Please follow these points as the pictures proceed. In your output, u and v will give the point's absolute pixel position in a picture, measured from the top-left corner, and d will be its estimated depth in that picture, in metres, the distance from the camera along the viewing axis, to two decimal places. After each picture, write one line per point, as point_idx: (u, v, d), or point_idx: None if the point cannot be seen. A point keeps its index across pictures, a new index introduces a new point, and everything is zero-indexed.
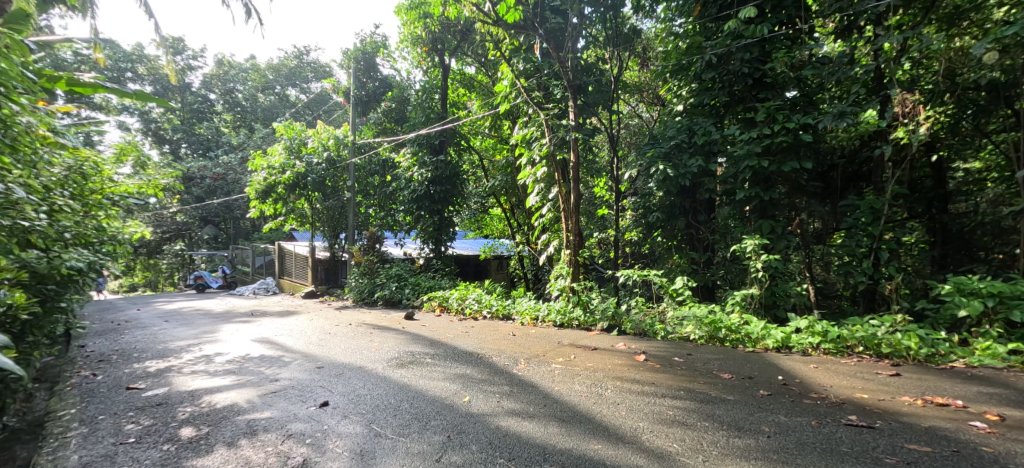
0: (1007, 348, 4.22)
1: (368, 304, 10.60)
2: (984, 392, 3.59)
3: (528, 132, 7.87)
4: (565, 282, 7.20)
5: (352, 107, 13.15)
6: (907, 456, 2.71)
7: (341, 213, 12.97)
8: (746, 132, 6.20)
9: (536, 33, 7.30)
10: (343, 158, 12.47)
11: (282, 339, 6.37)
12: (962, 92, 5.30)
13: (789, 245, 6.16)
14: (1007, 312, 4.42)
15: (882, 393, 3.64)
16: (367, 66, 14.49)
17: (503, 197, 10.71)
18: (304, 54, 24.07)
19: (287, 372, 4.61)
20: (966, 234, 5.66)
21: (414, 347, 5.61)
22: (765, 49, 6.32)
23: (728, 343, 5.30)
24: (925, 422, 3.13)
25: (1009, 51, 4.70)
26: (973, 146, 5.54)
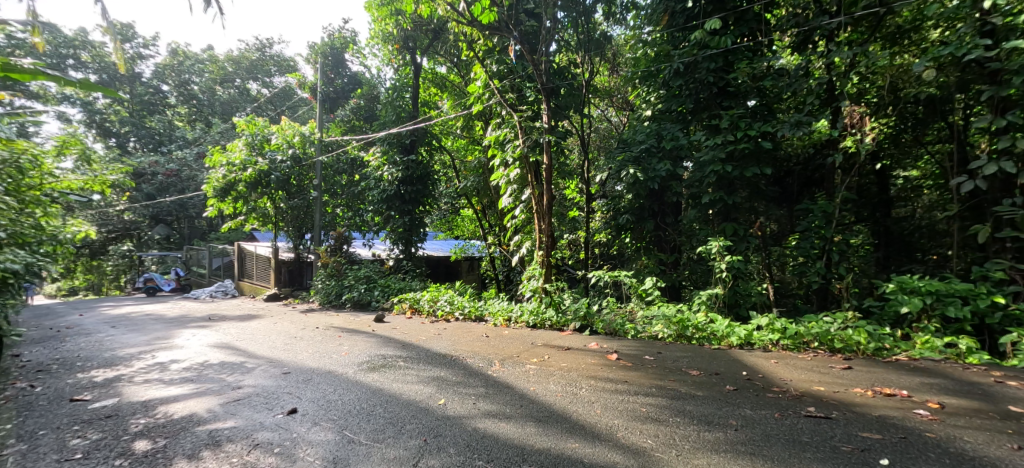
0: (943, 341, 4.50)
1: (336, 306, 10.38)
2: (926, 382, 3.82)
3: (502, 133, 7.91)
4: (537, 283, 7.22)
5: (319, 103, 12.88)
6: (861, 443, 2.86)
7: (307, 212, 12.60)
8: (711, 139, 6.41)
9: (509, 35, 7.30)
10: (310, 157, 12.35)
11: (244, 344, 6.22)
12: (903, 106, 5.65)
13: (749, 247, 6.43)
14: (943, 308, 4.72)
15: (837, 385, 3.82)
16: (336, 62, 14.62)
17: (474, 198, 10.69)
18: (267, 47, 23.36)
19: (250, 378, 4.52)
20: (907, 236, 6.04)
21: (387, 350, 5.58)
22: (729, 59, 6.57)
23: (695, 341, 5.45)
24: (876, 411, 3.31)
25: (945, 69, 5.05)
26: (911, 156, 5.91)
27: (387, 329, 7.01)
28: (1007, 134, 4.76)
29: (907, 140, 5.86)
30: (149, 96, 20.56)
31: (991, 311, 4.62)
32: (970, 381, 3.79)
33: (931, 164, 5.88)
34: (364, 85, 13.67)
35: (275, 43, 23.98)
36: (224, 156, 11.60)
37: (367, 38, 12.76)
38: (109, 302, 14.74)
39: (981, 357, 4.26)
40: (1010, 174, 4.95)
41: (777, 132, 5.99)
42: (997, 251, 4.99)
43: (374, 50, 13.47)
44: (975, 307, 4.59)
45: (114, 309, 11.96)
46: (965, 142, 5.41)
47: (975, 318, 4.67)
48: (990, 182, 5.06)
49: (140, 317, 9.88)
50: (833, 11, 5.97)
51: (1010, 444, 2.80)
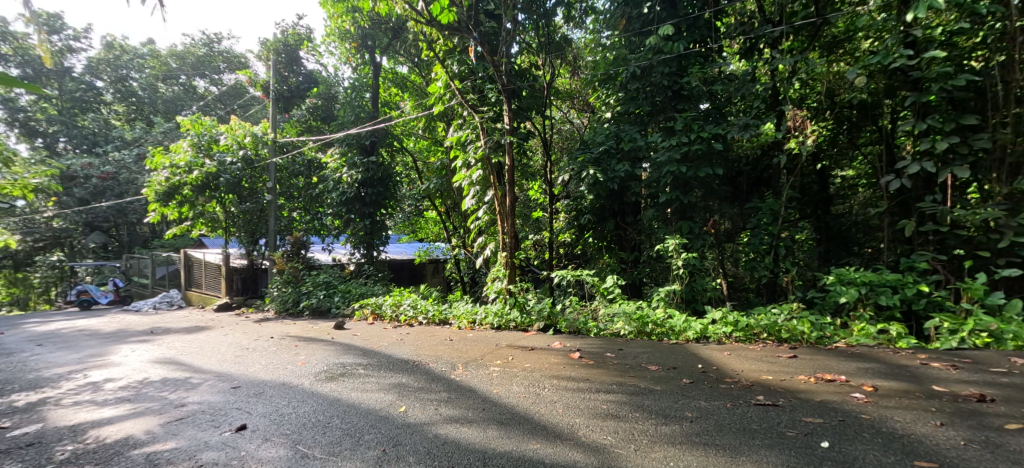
0: (877, 329, 4.79)
1: (292, 314, 9.98)
2: (862, 367, 4.05)
3: (464, 134, 7.94)
4: (501, 285, 7.24)
5: (272, 102, 12.41)
6: (805, 428, 3.02)
7: (260, 216, 12.10)
8: (667, 140, 6.62)
9: (469, 35, 7.21)
10: (263, 159, 11.87)
11: (190, 358, 5.96)
12: (839, 110, 5.97)
13: (705, 244, 6.68)
14: (875, 297, 5.02)
15: (784, 374, 4.01)
16: (288, 60, 13.38)
17: (438, 200, 10.65)
18: (215, 42, 22.36)
19: (195, 395, 4.34)
20: (845, 231, 6.50)
21: (346, 357, 5.49)
22: (682, 64, 6.86)
23: (654, 336, 5.59)
24: (818, 397, 3.50)
25: (875, 76, 5.34)
26: (848, 157, 6.30)
27: (346, 335, 6.86)
28: (929, 137, 5.14)
29: (842, 142, 6.21)
30: (81, 93, 19.34)
31: (918, 299, 4.96)
32: (901, 364, 4.05)
33: (865, 164, 6.26)
34: (321, 84, 13.31)
35: (225, 39, 23.08)
36: (167, 158, 11.15)
37: (323, 36, 12.48)
38: (37, 318, 13.76)
39: (909, 341, 4.56)
40: (931, 173, 5.42)
41: (728, 134, 6.29)
42: (922, 244, 5.43)
43: (331, 48, 13.17)
44: (904, 295, 4.91)
45: (43, 326, 11.18)
46: (893, 144, 5.75)
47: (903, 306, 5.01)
48: (915, 181, 5.50)
49: (71, 334, 9.28)
50: (776, 20, 6.38)
51: (934, 421, 3.01)
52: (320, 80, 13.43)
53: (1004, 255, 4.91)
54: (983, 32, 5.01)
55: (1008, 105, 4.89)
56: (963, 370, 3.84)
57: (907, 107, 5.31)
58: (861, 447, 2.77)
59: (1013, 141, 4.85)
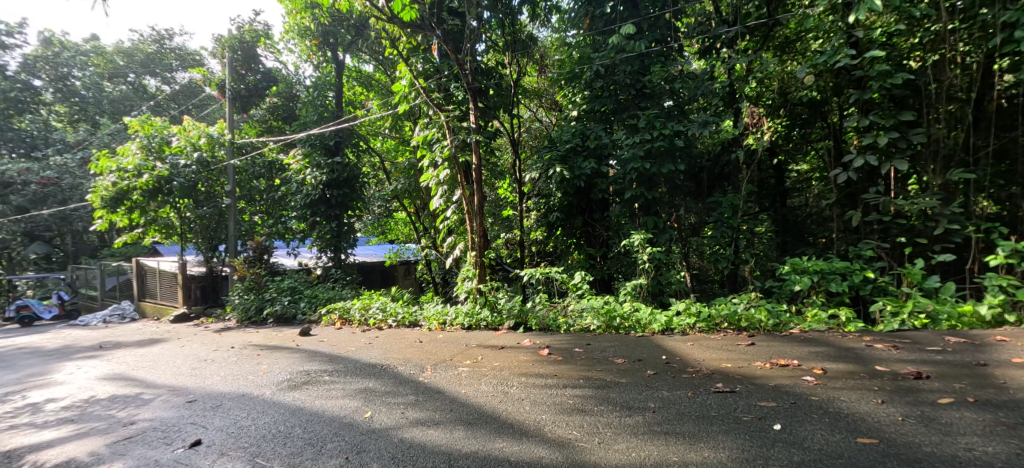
0: (828, 314, 5.01)
1: (256, 323, 9.46)
2: (814, 351, 4.23)
3: (430, 133, 7.84)
4: (472, 284, 7.21)
5: (230, 102, 12.03)
6: (759, 412, 3.13)
7: (219, 220, 11.60)
8: (631, 137, 6.75)
9: (432, 33, 7.13)
10: (220, 161, 11.48)
11: (143, 373, 5.73)
12: (792, 107, 6.17)
13: (670, 238, 6.85)
14: (827, 285, 5.24)
15: (742, 361, 4.14)
16: (246, 56, 13.07)
17: (407, 201, 10.58)
18: (166, 39, 21.77)
19: (146, 412, 4.17)
20: (801, 222, 6.78)
21: (311, 364, 5.38)
22: (644, 63, 7.03)
23: (622, 330, 5.67)
24: (773, 381, 3.64)
25: (823, 75, 5.52)
26: (801, 152, 6.56)
27: (313, 342, 6.70)
28: (873, 132, 5.40)
29: (796, 137, 6.47)
30: (17, 93, 18.35)
31: (865, 285, 5.21)
32: (848, 347, 4.24)
33: (817, 159, 6.51)
34: (280, 83, 12.91)
35: (177, 36, 22.31)
36: (114, 161, 10.51)
37: (281, 32, 12.15)
38: None
39: (857, 325, 4.78)
40: (873, 167, 5.81)
41: (688, 131, 6.46)
42: (868, 233, 5.72)
43: (290, 45, 12.82)
44: (853, 282, 5.16)
45: None
46: (841, 139, 6.01)
47: (853, 292, 5.25)
48: (860, 174, 5.85)
49: (10, 352, 8.76)
50: (731, 21, 6.65)
51: (877, 399, 3.17)
52: (279, 78, 13.07)
53: (938, 241, 5.21)
54: (919, 34, 5.33)
55: (942, 102, 5.26)
56: (904, 350, 4.05)
57: (851, 103, 5.57)
58: (810, 427, 2.88)
59: (945, 136, 5.29)
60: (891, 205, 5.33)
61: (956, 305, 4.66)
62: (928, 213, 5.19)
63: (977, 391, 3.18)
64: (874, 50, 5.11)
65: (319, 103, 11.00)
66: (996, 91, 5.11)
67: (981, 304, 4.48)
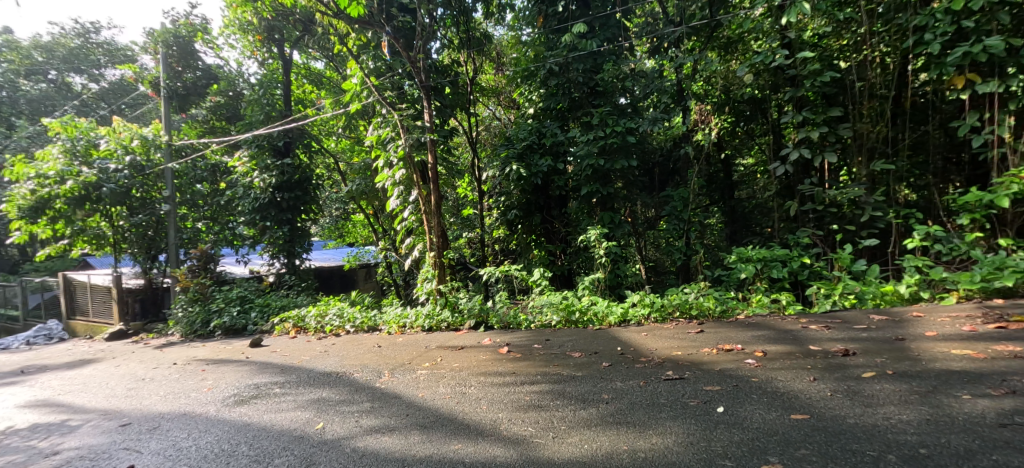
0: (770, 299, 5.27)
1: (202, 336, 8.81)
2: (756, 335, 4.43)
3: (383, 132, 7.67)
4: (431, 285, 7.15)
5: (164, 100, 11.40)
6: (705, 396, 3.26)
7: (158, 229, 11.02)
8: (585, 135, 6.87)
9: (381, 30, 6.99)
10: (156, 164, 10.85)
11: (71, 398, 5.36)
12: (735, 105, 6.45)
13: (625, 232, 7.02)
14: (768, 271, 5.51)
15: (691, 348, 4.29)
16: (182, 52, 12.35)
17: (364, 203, 10.34)
18: (91, 32, 20.45)
19: (72, 440, 3.92)
20: (747, 213, 7.12)
21: (260, 377, 5.19)
22: (596, 61, 7.17)
23: (580, 324, 5.75)
24: (718, 366, 3.79)
25: (761, 74, 5.81)
26: (747, 146, 6.87)
27: (264, 353, 6.45)
28: (806, 127, 5.71)
29: (740, 133, 6.78)
30: None
31: (803, 270, 5.52)
32: (787, 329, 4.46)
33: (760, 153, 6.84)
34: (221, 80, 12.29)
35: (103, 29, 20.96)
36: (31, 167, 9.68)
37: (221, 26, 11.56)
38: None
39: (796, 308, 5.04)
40: (807, 160, 6.13)
41: (639, 128, 6.64)
42: (804, 222, 6.05)
43: (231, 40, 12.22)
44: (791, 268, 5.46)
45: None
46: (780, 134, 6.32)
47: (792, 277, 5.55)
48: (796, 167, 6.19)
49: None
50: (678, 21, 6.91)
51: (810, 377, 3.36)
52: (220, 75, 12.41)
53: (864, 227, 5.58)
54: (846, 37, 5.69)
55: (865, 99, 5.62)
56: (835, 329, 4.30)
57: (785, 101, 5.87)
58: (749, 408, 3.02)
59: (871, 131, 5.66)
60: (824, 196, 5.65)
61: (879, 286, 4.96)
62: (857, 202, 5.54)
63: (896, 364, 3.41)
64: (804, 50, 5.42)
65: (265, 102, 10.48)
66: (911, 88, 5.53)
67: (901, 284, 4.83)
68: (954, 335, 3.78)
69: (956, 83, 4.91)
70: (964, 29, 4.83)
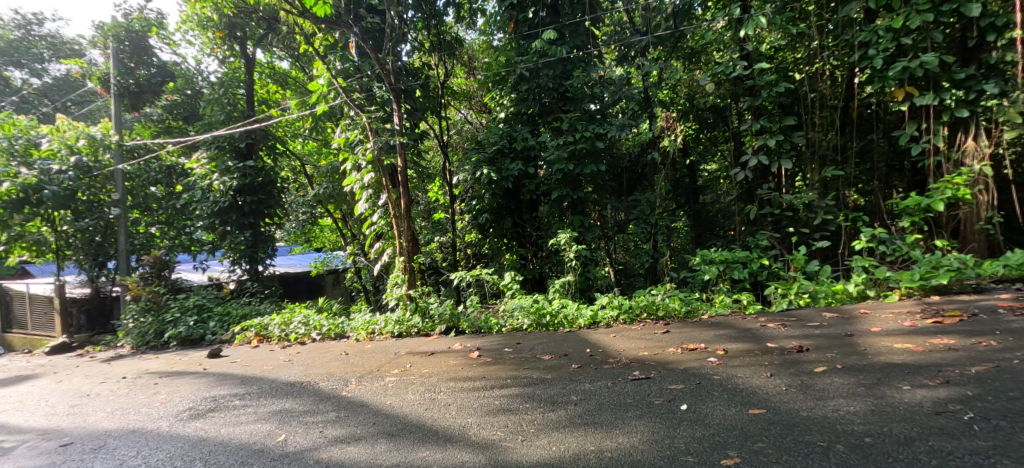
0: (731, 299, 5.44)
1: (156, 348, 8.25)
2: (718, 334, 4.55)
3: (351, 135, 7.55)
4: (402, 291, 7.05)
5: (114, 99, 10.80)
6: (670, 394, 3.33)
7: (107, 234, 10.23)
8: (555, 139, 6.95)
9: (350, 30, 6.90)
10: (104, 165, 9.96)
11: (7, 417, 5.04)
12: (698, 113, 6.65)
13: (594, 236, 7.13)
14: (728, 272, 5.69)
15: (657, 348, 4.38)
16: (136, 48, 11.68)
17: (332, 207, 10.17)
18: (33, 25, 19.43)
19: (7, 462, 3.69)
20: (711, 217, 7.33)
21: (217, 389, 5.01)
22: (566, 67, 7.27)
23: (551, 327, 5.79)
24: (682, 364, 3.88)
25: (722, 84, 6.00)
26: (711, 152, 7.09)
27: (222, 365, 6.22)
28: (762, 134, 5.95)
29: (704, 140, 7.00)
30: None
31: (761, 271, 5.73)
32: (747, 328, 4.61)
33: (723, 160, 7.07)
34: (178, 78, 11.85)
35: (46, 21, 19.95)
36: None
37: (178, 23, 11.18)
38: None
39: (756, 307, 5.19)
40: (765, 166, 6.35)
41: (608, 133, 6.77)
42: (763, 225, 6.27)
43: (189, 37, 11.81)
44: (751, 268, 5.66)
45: None
46: (740, 141, 6.54)
47: (751, 278, 5.74)
48: (755, 173, 6.42)
49: None
50: (644, 31, 7.13)
51: (767, 373, 3.48)
52: (176, 73, 11.95)
53: (817, 230, 5.84)
54: (800, 50, 5.98)
55: (816, 109, 5.90)
56: (791, 327, 4.46)
57: (744, 110, 6.08)
58: (711, 404, 3.11)
59: (824, 139, 5.93)
60: (780, 200, 5.88)
61: (831, 285, 5.17)
62: (810, 206, 5.79)
63: (845, 359, 3.57)
64: (761, 62, 5.66)
65: (226, 102, 10.20)
66: (857, 100, 5.87)
67: (849, 283, 5.06)
68: (897, 330, 3.98)
69: (896, 95, 5.28)
70: (903, 46, 5.23)
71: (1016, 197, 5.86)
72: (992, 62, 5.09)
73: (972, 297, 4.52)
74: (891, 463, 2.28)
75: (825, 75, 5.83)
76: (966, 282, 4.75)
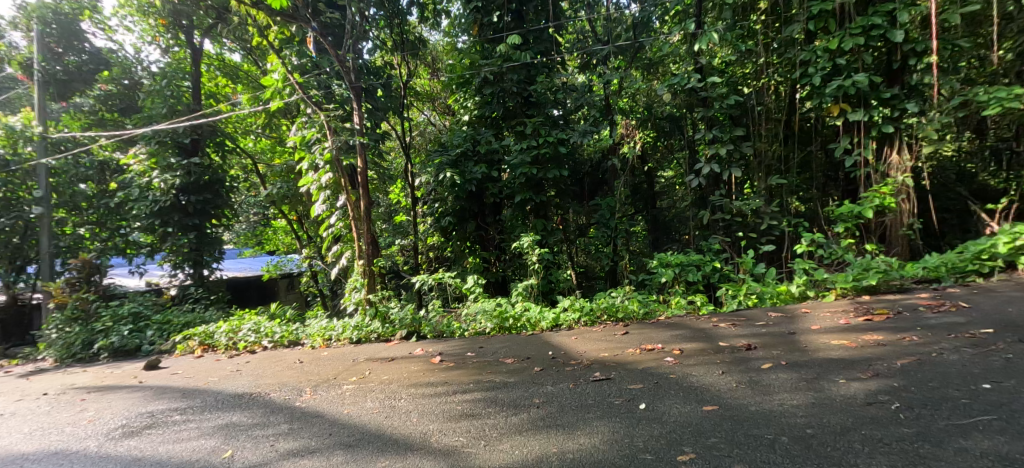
0: (686, 301, 5.63)
1: (83, 360, 7.55)
2: (675, 334, 4.70)
3: (308, 133, 7.30)
4: (360, 295, 6.96)
5: (37, 85, 9.45)
6: (630, 394, 3.43)
7: (25, 237, 8.94)
8: (519, 143, 7.01)
9: (307, 24, 6.77)
10: (24, 160, 8.90)
11: None
12: (656, 121, 6.86)
13: (556, 239, 7.28)
14: (684, 274, 5.86)
15: (617, 349, 4.48)
16: (64, 32, 10.44)
17: (286, 207, 9.92)
18: None
19: None
20: (667, 221, 7.58)
21: (155, 403, 4.70)
22: (530, 73, 7.34)
23: (513, 331, 5.84)
24: (641, 364, 3.99)
25: (678, 95, 6.24)
26: (668, 159, 7.34)
27: (160, 377, 5.83)
28: (714, 143, 6.19)
29: (662, 147, 7.22)
30: None
31: (714, 273, 5.97)
32: (701, 328, 4.77)
33: (679, 167, 7.32)
34: (115, 66, 10.52)
35: None
36: None
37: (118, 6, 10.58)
38: None
39: (709, 308, 5.42)
40: (716, 174, 6.63)
41: (570, 139, 6.90)
42: (716, 230, 6.52)
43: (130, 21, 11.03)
44: (705, 271, 5.87)
45: None
46: (694, 150, 6.79)
47: (705, 280, 5.94)
48: (708, 180, 6.68)
49: None
50: (606, 41, 7.40)
51: (719, 371, 3.62)
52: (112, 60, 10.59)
53: (763, 235, 6.15)
54: (749, 65, 6.30)
55: (761, 121, 6.24)
56: (740, 326, 4.65)
57: (699, 120, 6.30)
58: (667, 403, 3.21)
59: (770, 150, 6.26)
60: (731, 207, 6.17)
61: (776, 286, 5.41)
62: (758, 212, 6.09)
63: (788, 355, 3.76)
64: (714, 76, 5.91)
65: (168, 94, 9.66)
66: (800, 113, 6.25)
67: (793, 285, 5.31)
68: (833, 328, 4.22)
69: (833, 111, 5.67)
70: (838, 65, 5.59)
71: (932, 206, 6.52)
72: (914, 84, 5.54)
73: (896, 296, 4.84)
74: (830, 452, 2.42)
75: (770, 90, 6.23)
76: (891, 283, 5.05)
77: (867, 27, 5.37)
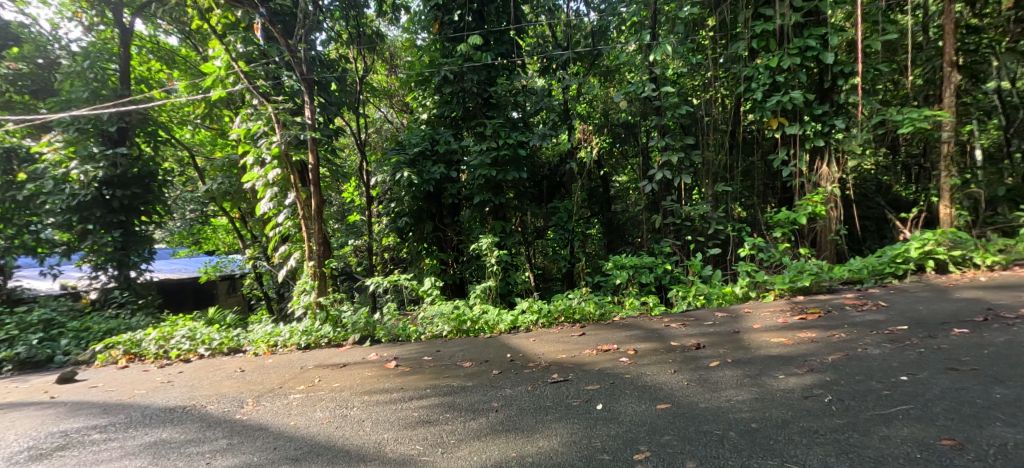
0: (639, 302, 5.78)
1: None
2: (628, 335, 4.81)
3: (253, 126, 6.93)
4: (310, 298, 6.69)
5: None
6: (587, 394, 3.49)
7: None
8: (479, 144, 6.98)
9: (254, 11, 6.52)
10: None
11: None
12: (611, 127, 7.02)
13: (514, 241, 7.32)
14: (637, 276, 6.00)
15: (573, 350, 4.55)
16: None
17: (228, 204, 9.46)
18: None
19: None
20: (620, 225, 7.75)
21: (75, 418, 4.32)
22: (490, 74, 7.37)
23: (471, 333, 5.79)
24: (597, 365, 4.07)
25: (633, 102, 6.46)
26: (620, 164, 7.56)
27: (77, 391, 5.25)
28: (666, 149, 6.38)
29: (616, 152, 7.40)
30: None
31: (665, 275, 6.16)
32: (653, 328, 4.90)
33: (633, 172, 7.51)
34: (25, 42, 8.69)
35: None
36: None
37: None
38: None
39: (660, 308, 5.61)
40: (668, 179, 6.83)
41: (530, 141, 6.96)
42: (666, 234, 6.76)
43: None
44: (656, 273, 6.07)
45: None
46: (648, 156, 6.97)
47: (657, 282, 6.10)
48: (660, 185, 6.87)
49: None
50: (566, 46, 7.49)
51: (671, 369, 3.74)
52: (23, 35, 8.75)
53: (710, 239, 6.45)
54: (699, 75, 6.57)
55: (708, 131, 6.54)
56: (690, 326, 4.82)
57: (654, 127, 6.45)
58: (623, 402, 3.29)
59: (716, 158, 6.55)
60: (681, 211, 6.40)
61: (722, 288, 5.64)
62: (705, 217, 6.35)
63: (733, 353, 3.92)
64: (668, 86, 6.13)
65: (91, 77, 8.68)
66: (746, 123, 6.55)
67: (737, 286, 5.53)
68: (773, 326, 4.45)
69: (772, 124, 5.96)
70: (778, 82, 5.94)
71: (854, 214, 7.01)
72: (841, 102, 5.93)
73: (829, 297, 5.14)
74: (773, 445, 2.54)
75: (716, 103, 6.57)
76: (822, 284, 5.37)
77: (803, 47, 5.77)
